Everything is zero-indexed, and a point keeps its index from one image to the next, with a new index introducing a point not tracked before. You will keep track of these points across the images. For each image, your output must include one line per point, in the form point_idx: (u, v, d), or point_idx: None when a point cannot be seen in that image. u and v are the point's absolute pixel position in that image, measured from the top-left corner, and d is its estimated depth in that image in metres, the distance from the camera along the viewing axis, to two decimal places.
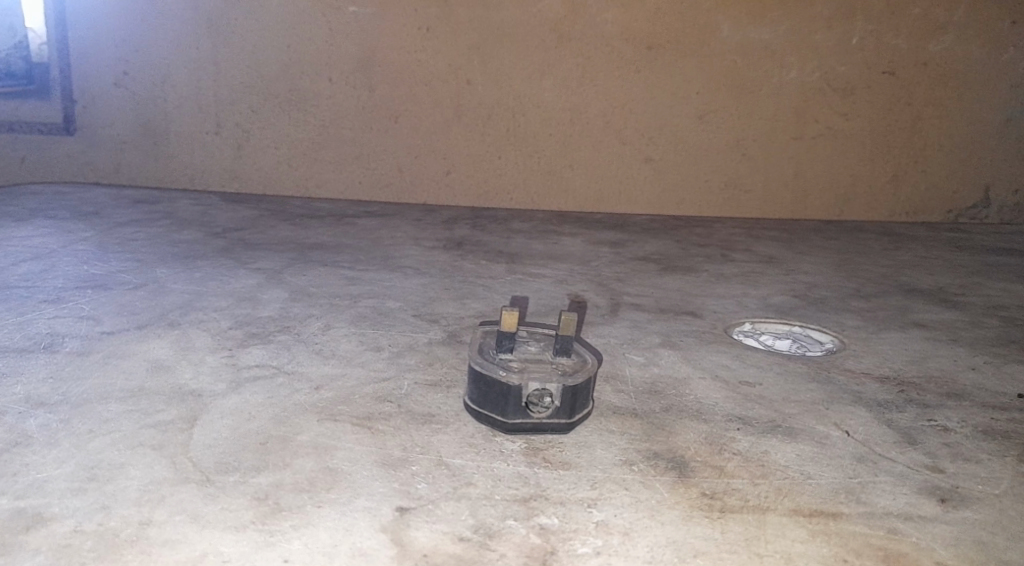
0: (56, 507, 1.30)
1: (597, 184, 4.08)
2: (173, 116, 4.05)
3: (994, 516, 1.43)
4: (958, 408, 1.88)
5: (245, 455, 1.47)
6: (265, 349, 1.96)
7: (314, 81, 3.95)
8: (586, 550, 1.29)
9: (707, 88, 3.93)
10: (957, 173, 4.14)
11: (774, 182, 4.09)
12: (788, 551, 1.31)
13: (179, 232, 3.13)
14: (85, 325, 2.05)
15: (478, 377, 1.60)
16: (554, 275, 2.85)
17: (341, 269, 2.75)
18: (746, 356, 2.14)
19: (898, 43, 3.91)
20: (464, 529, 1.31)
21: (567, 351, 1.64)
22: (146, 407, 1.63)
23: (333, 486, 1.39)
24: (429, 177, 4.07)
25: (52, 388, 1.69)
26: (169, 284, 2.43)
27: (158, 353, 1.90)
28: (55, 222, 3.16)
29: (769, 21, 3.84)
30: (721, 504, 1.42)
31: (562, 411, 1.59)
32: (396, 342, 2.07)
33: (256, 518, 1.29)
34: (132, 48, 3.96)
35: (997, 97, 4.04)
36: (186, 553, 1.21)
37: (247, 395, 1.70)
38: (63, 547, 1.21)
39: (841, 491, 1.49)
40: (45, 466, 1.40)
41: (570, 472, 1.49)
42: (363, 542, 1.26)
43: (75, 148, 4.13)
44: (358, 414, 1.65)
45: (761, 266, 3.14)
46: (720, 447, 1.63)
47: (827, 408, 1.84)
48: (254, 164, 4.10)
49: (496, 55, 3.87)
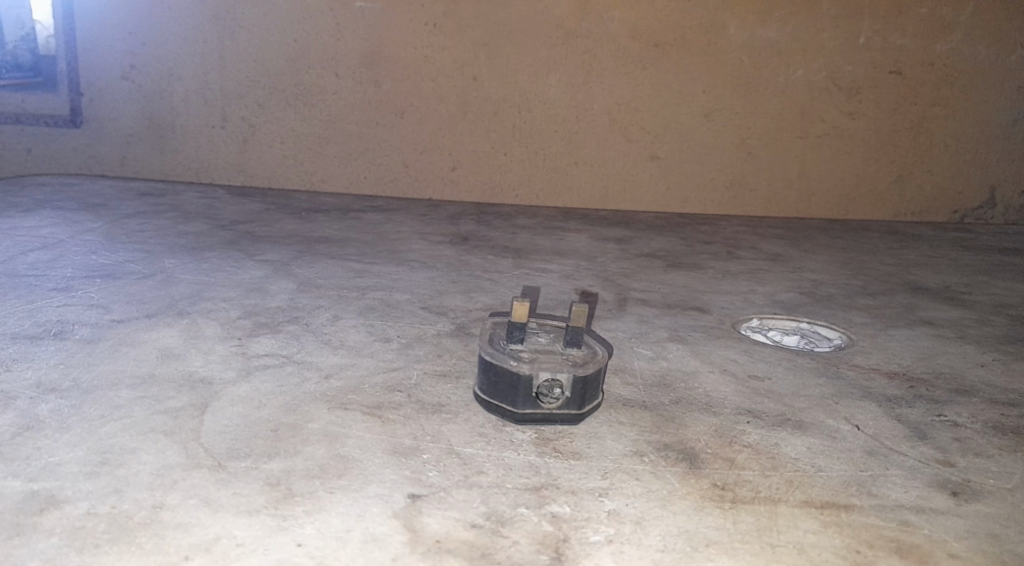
0: (69, 490, 1.30)
1: (602, 181, 4.08)
2: (179, 110, 4.05)
3: (1005, 509, 1.43)
4: (968, 405, 1.87)
5: (257, 442, 1.47)
6: (274, 339, 1.96)
7: (319, 76, 3.95)
8: (598, 538, 1.28)
9: (714, 87, 3.93)
10: (962, 173, 4.13)
11: (779, 181, 4.09)
12: (801, 542, 1.31)
13: (185, 224, 3.14)
14: (94, 313, 2.05)
15: (489, 367, 1.60)
16: (560, 270, 2.85)
17: (348, 262, 2.74)
18: (754, 351, 2.14)
19: (904, 43, 3.91)
20: (476, 516, 1.31)
21: (577, 343, 1.63)
22: (157, 394, 1.63)
23: (345, 474, 1.39)
24: (434, 173, 4.07)
25: (62, 374, 1.69)
26: (177, 274, 2.43)
27: (168, 341, 1.90)
28: (62, 214, 3.15)
29: (776, 20, 3.83)
30: (732, 495, 1.42)
31: (572, 402, 1.58)
32: (404, 333, 2.07)
33: (268, 504, 1.29)
34: (138, 41, 3.96)
35: (1002, 98, 4.03)
36: (199, 537, 1.21)
37: (257, 383, 1.70)
38: (77, 530, 1.21)
39: (852, 484, 1.48)
40: (57, 451, 1.40)
41: (580, 462, 1.48)
42: (376, 528, 1.26)
43: (81, 140, 4.13)
44: (368, 403, 1.65)
45: (767, 263, 3.14)
46: (731, 440, 1.62)
47: (837, 403, 1.84)
48: (260, 158, 4.10)
49: (501, 52, 3.87)
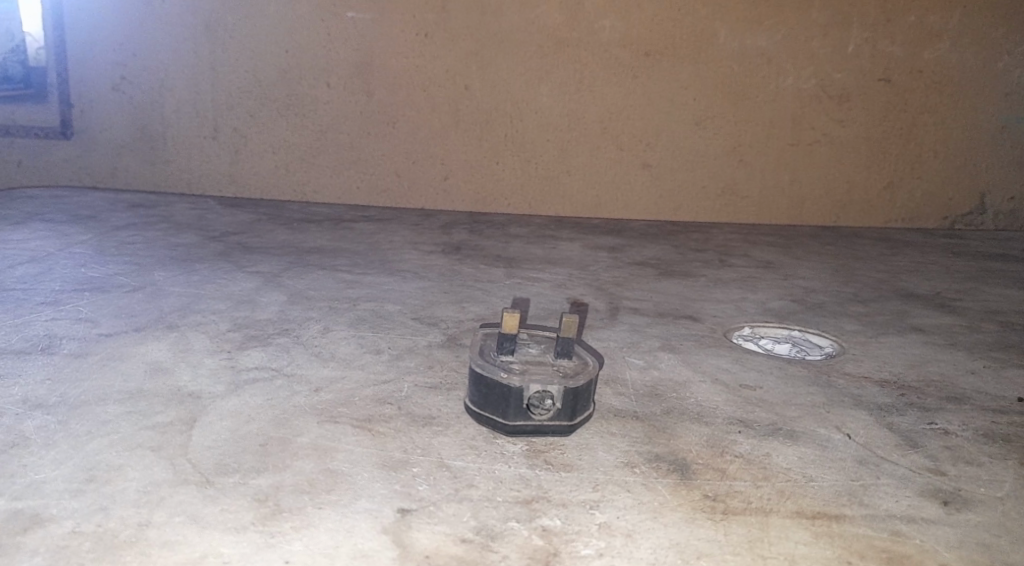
0: (54, 508, 1.28)
1: (595, 190, 4.08)
2: (170, 121, 4.05)
3: (996, 518, 1.43)
4: (958, 412, 1.87)
5: (245, 457, 1.46)
6: (264, 352, 1.95)
7: (311, 86, 3.95)
8: (589, 552, 1.28)
9: (705, 95, 3.94)
10: (953, 180, 4.15)
11: (770, 189, 4.10)
12: (792, 553, 1.30)
13: (176, 236, 3.12)
14: (83, 327, 2.04)
15: (479, 379, 1.60)
16: (552, 279, 2.85)
17: (340, 273, 2.74)
18: (746, 359, 2.14)
19: (893, 50, 3.93)
20: (466, 531, 1.30)
21: (568, 354, 1.63)
22: (145, 409, 1.62)
23: (334, 488, 1.38)
24: (426, 183, 4.07)
25: (49, 390, 1.68)
26: (167, 287, 2.42)
27: (157, 355, 1.89)
28: (52, 226, 3.14)
29: (766, 28, 3.85)
30: (724, 506, 1.42)
31: (563, 413, 1.58)
32: (396, 345, 2.06)
33: (256, 520, 1.28)
34: (129, 53, 3.96)
35: (992, 105, 4.05)
36: (186, 555, 1.20)
37: (246, 397, 1.69)
38: (61, 548, 1.20)
39: (843, 494, 1.48)
40: (42, 468, 1.39)
41: (572, 474, 1.48)
42: (365, 544, 1.25)
43: (72, 152, 4.12)
44: (358, 416, 1.64)
45: (759, 271, 3.14)
46: (722, 450, 1.62)
47: (829, 411, 1.84)
48: (251, 168, 4.09)
49: (493, 61, 3.88)
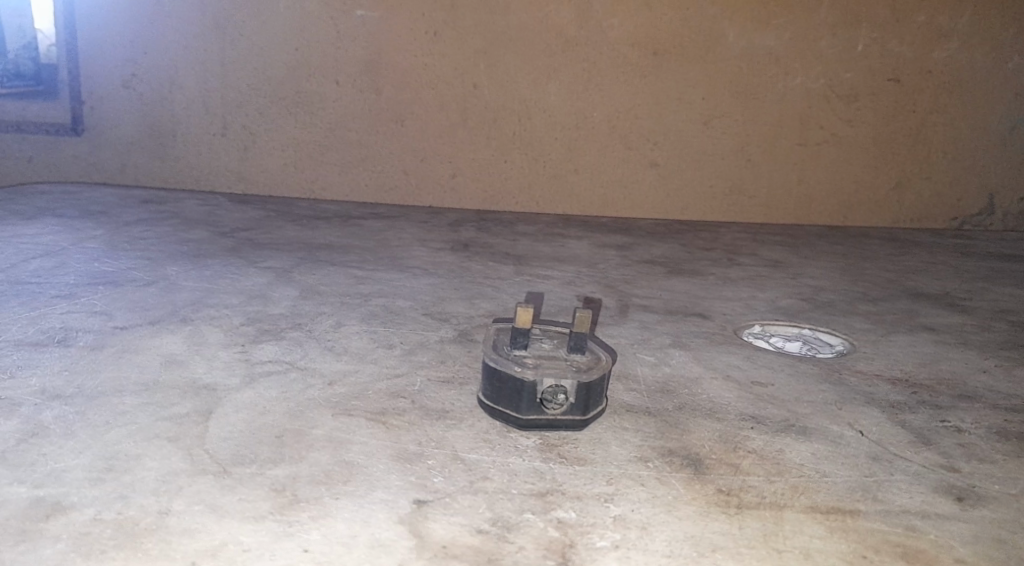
0: (74, 496, 1.29)
1: (603, 189, 4.09)
2: (180, 118, 4.06)
3: (1010, 514, 1.43)
4: (970, 410, 1.88)
5: (261, 448, 1.47)
6: (278, 345, 1.96)
7: (320, 84, 3.96)
8: (605, 544, 1.28)
9: (713, 94, 3.94)
10: (961, 180, 4.15)
11: (778, 188, 4.10)
12: (807, 546, 1.31)
13: (187, 231, 3.14)
14: (97, 320, 2.05)
15: (492, 373, 1.60)
16: (561, 277, 2.85)
17: (350, 269, 2.74)
18: (757, 356, 2.14)
19: (902, 51, 3.92)
20: (482, 522, 1.31)
21: (581, 348, 1.63)
22: (160, 400, 1.63)
23: (350, 480, 1.39)
24: (434, 181, 4.08)
25: (66, 381, 1.69)
26: (179, 281, 2.43)
27: (171, 348, 1.90)
28: (64, 221, 3.16)
29: (775, 28, 3.85)
30: (737, 500, 1.42)
31: (576, 407, 1.58)
32: (407, 340, 2.07)
33: (273, 509, 1.29)
34: (140, 50, 3.97)
35: (1001, 106, 4.04)
36: (205, 542, 1.21)
37: (261, 389, 1.70)
38: (82, 536, 1.21)
39: (857, 489, 1.49)
40: (62, 457, 1.40)
41: (585, 468, 1.48)
42: (383, 534, 1.26)
43: (82, 148, 4.13)
44: (372, 409, 1.65)
45: (768, 270, 3.15)
46: (735, 445, 1.63)
47: (840, 408, 1.84)
48: (260, 166, 4.10)
49: (502, 60, 3.89)
